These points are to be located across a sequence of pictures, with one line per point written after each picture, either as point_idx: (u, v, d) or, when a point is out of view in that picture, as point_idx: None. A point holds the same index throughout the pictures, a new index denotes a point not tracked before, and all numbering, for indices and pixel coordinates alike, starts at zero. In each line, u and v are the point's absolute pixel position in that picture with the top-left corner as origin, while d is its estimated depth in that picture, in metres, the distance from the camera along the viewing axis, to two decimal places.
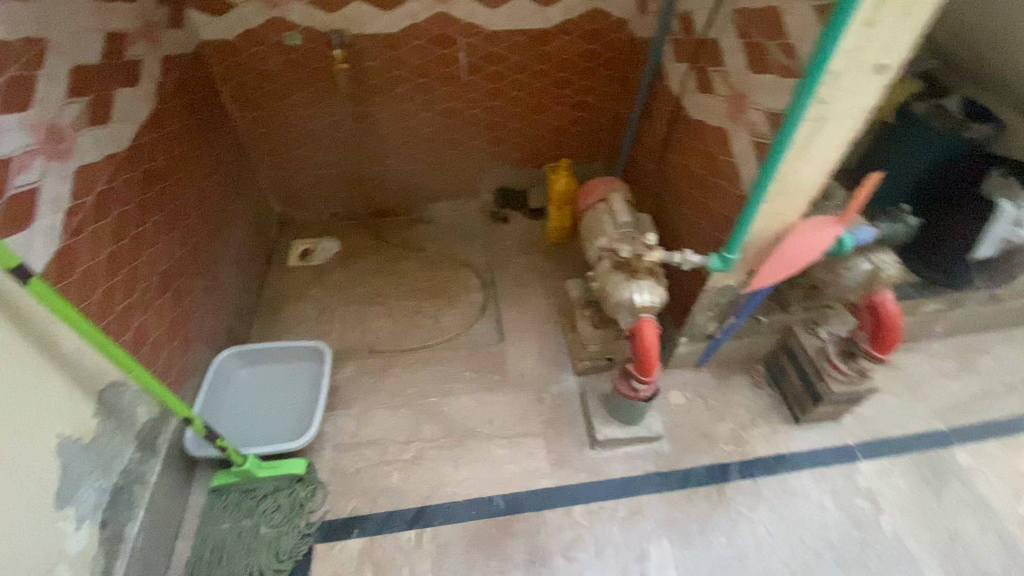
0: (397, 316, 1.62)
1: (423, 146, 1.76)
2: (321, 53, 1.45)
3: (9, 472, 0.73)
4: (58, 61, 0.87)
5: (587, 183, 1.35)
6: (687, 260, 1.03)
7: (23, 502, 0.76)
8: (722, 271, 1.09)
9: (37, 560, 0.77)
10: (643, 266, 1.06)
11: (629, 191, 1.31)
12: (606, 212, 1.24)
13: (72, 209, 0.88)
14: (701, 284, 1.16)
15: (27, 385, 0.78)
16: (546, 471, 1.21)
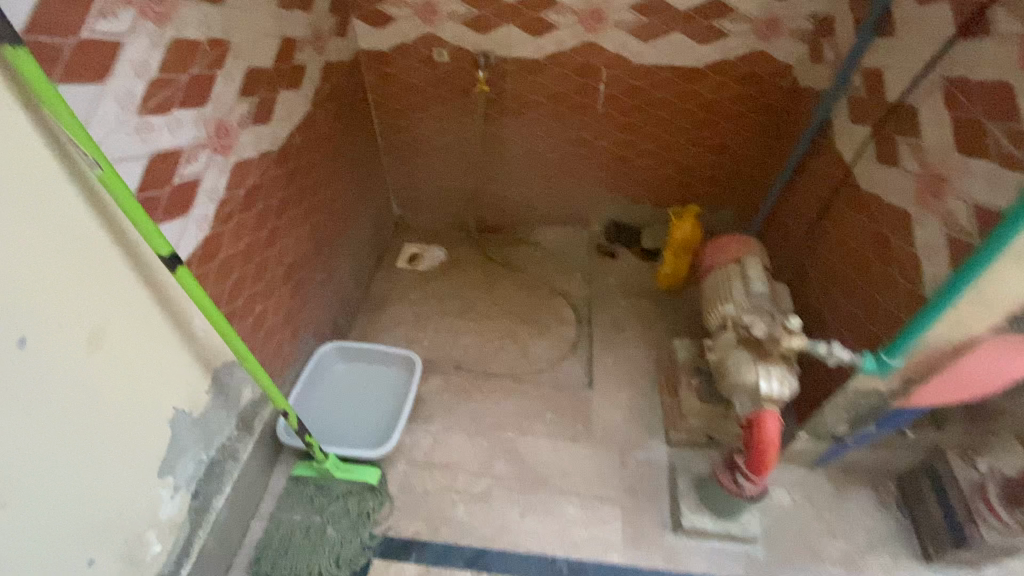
0: (487, 336, 1.60)
1: (544, 170, 1.72)
2: (465, 71, 1.47)
3: (126, 438, 0.79)
4: (238, 64, 0.94)
5: (718, 238, 1.22)
6: (834, 354, 0.90)
7: (132, 466, 0.81)
8: (874, 375, 0.93)
9: (133, 522, 0.82)
10: (778, 351, 0.93)
11: (767, 256, 1.17)
12: (738, 275, 1.11)
13: (225, 200, 0.95)
14: (841, 381, 1.00)
15: (159, 359, 0.84)
16: (618, 544, 1.11)
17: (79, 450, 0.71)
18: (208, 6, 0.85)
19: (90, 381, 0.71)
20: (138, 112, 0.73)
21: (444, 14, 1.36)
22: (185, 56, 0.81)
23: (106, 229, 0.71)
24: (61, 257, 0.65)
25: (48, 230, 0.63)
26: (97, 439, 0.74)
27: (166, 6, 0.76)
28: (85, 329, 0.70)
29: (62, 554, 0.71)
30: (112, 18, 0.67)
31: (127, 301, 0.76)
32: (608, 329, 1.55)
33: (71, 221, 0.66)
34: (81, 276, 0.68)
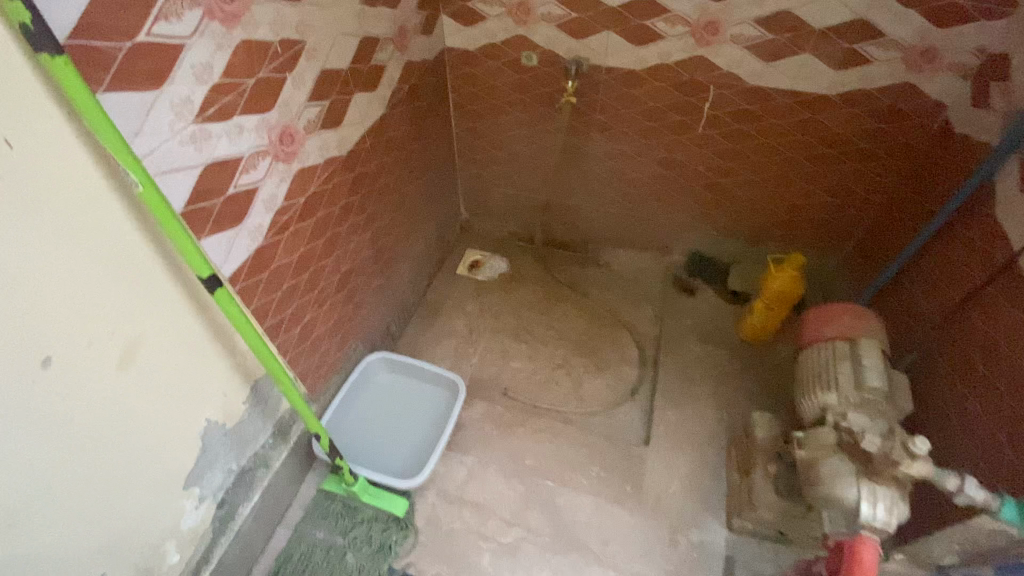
0: (540, 364, 1.49)
1: (626, 190, 1.57)
2: (553, 78, 1.35)
3: (150, 452, 0.77)
4: (312, 66, 0.88)
5: (825, 304, 1.03)
6: (965, 494, 0.71)
7: (154, 479, 0.79)
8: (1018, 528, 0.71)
9: (150, 535, 0.80)
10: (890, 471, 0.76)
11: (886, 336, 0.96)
12: (846, 355, 0.92)
13: (283, 209, 0.90)
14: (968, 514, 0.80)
15: (195, 372, 0.81)
16: None
17: (100, 465, 0.69)
18: (285, 3, 0.79)
19: (117, 396, 0.69)
20: (195, 120, 0.68)
21: (538, 15, 1.24)
22: (253, 58, 0.75)
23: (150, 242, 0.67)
24: (97, 272, 0.62)
25: (85, 246, 0.60)
26: (120, 454, 0.72)
27: (238, 5, 0.70)
28: (117, 345, 0.67)
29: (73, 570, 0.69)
30: (173, 19, 0.62)
31: (166, 314, 0.73)
32: (673, 378, 1.40)
33: (112, 235, 0.63)
34: (118, 291, 0.65)
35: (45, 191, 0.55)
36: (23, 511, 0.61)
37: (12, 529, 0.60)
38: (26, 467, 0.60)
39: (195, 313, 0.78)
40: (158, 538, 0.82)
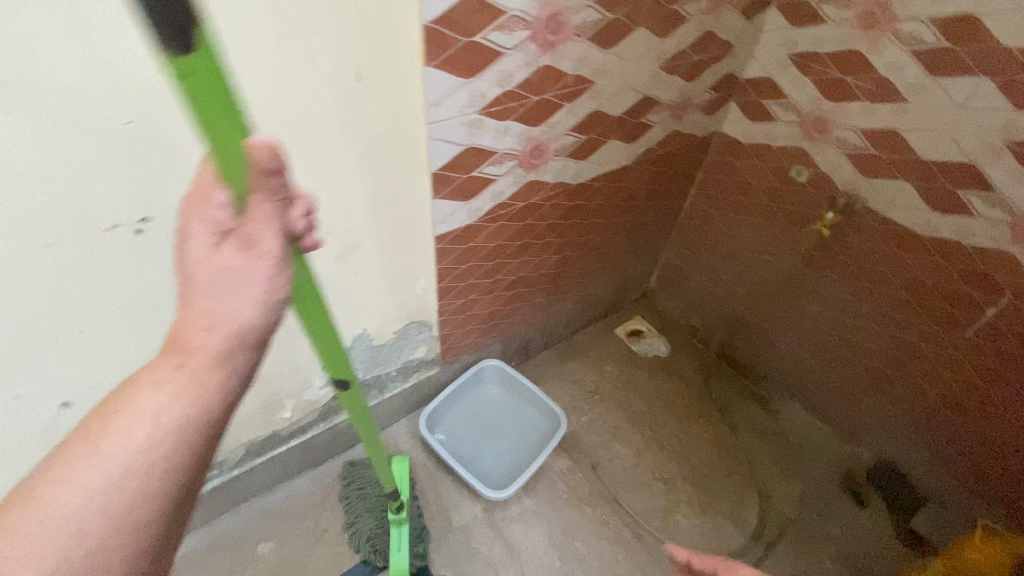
0: (642, 463, 1.36)
1: (838, 351, 1.35)
2: (814, 203, 1.23)
3: (120, 291, 0.69)
4: (589, 102, 0.97)
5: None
6: None
7: (124, 327, 0.73)
8: None
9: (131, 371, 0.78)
10: None
11: None
12: None
13: (503, 205, 1.02)
14: None
15: None
16: None
17: (57, 284, 0.64)
18: (595, 47, 0.89)
19: (26, 301, 0.63)
20: (478, 111, 0.82)
21: (830, 137, 1.13)
22: (547, 81, 0.87)
23: (138, 139, 0.59)
24: (25, 173, 0.54)
25: (67, 46, 0.50)
26: (80, 284, 0.66)
27: (558, 37, 0.82)
28: (66, 154, 0.56)
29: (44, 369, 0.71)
30: (506, 33, 0.75)
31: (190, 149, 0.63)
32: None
33: (58, 131, 0.54)
34: (57, 187, 0.57)
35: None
36: None
37: None
38: None
39: (412, 239, 0.95)
40: (273, 398, 0.98)
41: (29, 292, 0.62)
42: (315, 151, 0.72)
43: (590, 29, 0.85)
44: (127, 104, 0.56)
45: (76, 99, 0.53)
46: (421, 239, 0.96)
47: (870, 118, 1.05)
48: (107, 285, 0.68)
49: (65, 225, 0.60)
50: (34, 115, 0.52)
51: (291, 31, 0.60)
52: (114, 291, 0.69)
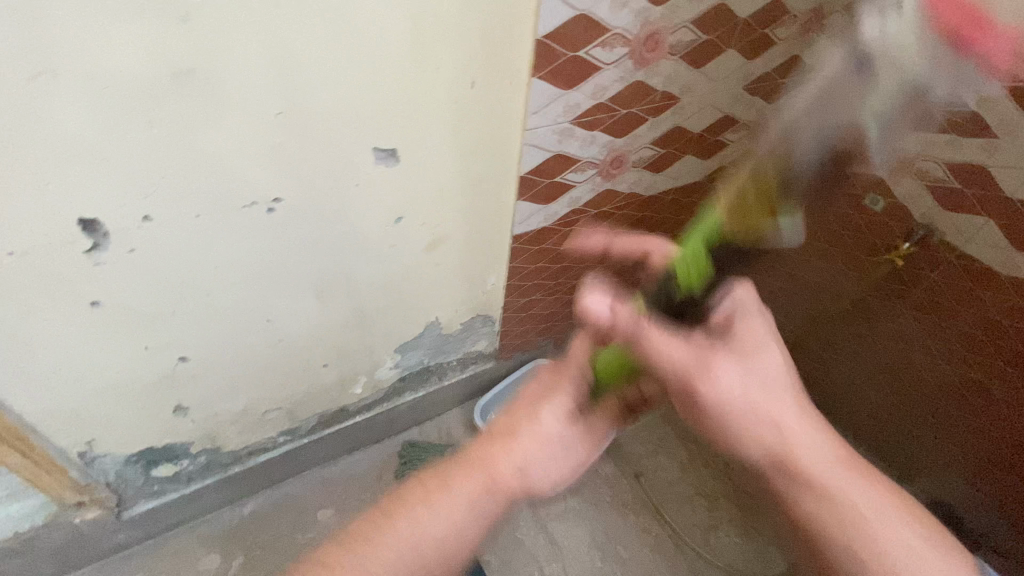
0: (689, 476, 1.35)
1: (899, 382, 1.33)
2: (888, 232, 1.20)
3: (245, 273, 0.74)
4: (673, 117, 1.00)
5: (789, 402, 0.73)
6: None
7: (242, 308, 0.78)
8: None
9: (240, 348, 0.83)
10: None
11: None
12: None
13: (578, 211, 1.06)
14: None
15: (341, 212, 0.76)
16: None
17: (196, 260, 0.69)
18: (686, 66, 0.92)
19: (165, 273, 0.68)
20: (570, 121, 0.86)
21: (911, 168, 1.08)
22: (637, 95, 0.90)
23: (288, 130, 0.64)
24: (190, 153, 0.60)
25: (250, 41, 0.55)
26: (214, 263, 0.71)
27: (653, 54, 0.86)
28: (227, 140, 0.61)
29: (169, 339, 0.76)
30: (608, 49, 0.79)
31: (328, 142, 0.67)
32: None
33: (224, 118, 0.59)
34: (212, 169, 0.62)
35: (381, 142, 0.72)
36: (130, 250, 0.64)
37: (92, 267, 0.63)
38: (130, 221, 0.62)
39: (492, 236, 1.00)
40: (349, 373, 1.05)
41: (170, 252, 0.66)
42: (423, 150, 0.76)
43: (683, 48, 0.88)
44: (285, 98, 0.61)
45: (245, 91, 0.58)
46: (500, 237, 1.01)
47: (957, 152, 1.01)
48: (235, 267, 0.72)
49: (212, 196, 0.64)
50: (206, 95, 0.56)
51: (428, 38, 0.64)
52: (240, 272, 0.73)
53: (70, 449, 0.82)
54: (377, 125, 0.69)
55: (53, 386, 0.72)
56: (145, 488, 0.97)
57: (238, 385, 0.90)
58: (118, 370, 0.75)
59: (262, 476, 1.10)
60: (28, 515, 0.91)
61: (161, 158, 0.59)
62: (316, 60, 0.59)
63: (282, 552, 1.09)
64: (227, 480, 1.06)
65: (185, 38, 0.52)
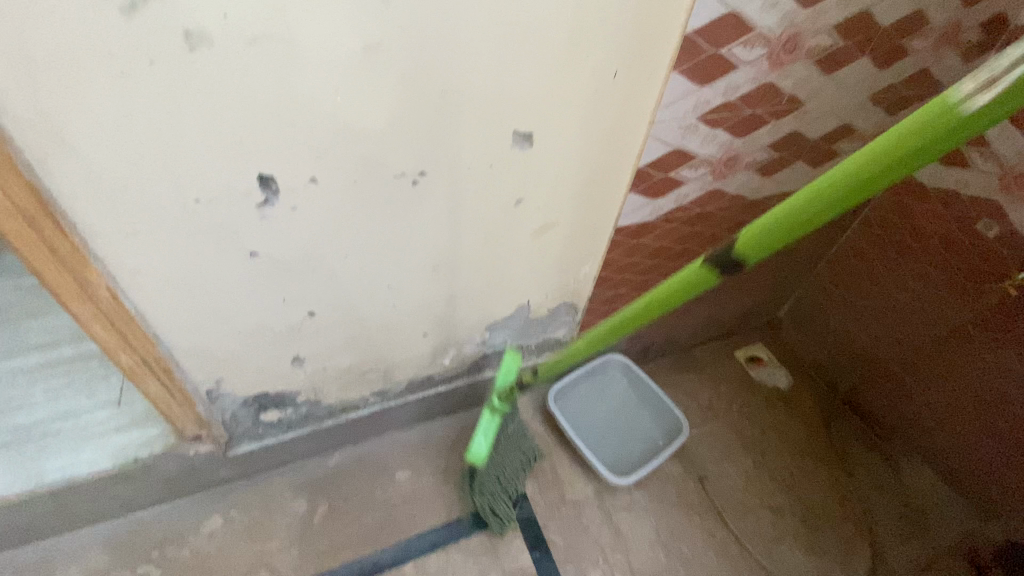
0: (755, 486, 1.33)
1: (991, 420, 1.23)
2: (1000, 262, 1.13)
3: (379, 238, 0.79)
4: (793, 122, 0.98)
5: None
6: None
7: (368, 270, 0.83)
8: None
9: (362, 307, 0.89)
10: None
11: None
12: None
13: (683, 207, 1.06)
14: None
15: (470, 192, 0.80)
16: None
17: (344, 220, 0.74)
18: (817, 71, 0.90)
19: (313, 229, 0.73)
20: (697, 117, 0.86)
21: None
22: (765, 97, 0.89)
23: (446, 108, 0.67)
24: (362, 123, 0.64)
25: (441, 23, 0.59)
26: (357, 225, 0.76)
27: (790, 57, 0.85)
28: (396, 113, 0.65)
29: (305, 293, 0.82)
30: (749, 49, 0.79)
31: (475, 122, 0.71)
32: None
33: (398, 95, 0.63)
34: (375, 139, 0.67)
35: (519, 125, 0.74)
36: (292, 206, 0.70)
37: (260, 218, 0.69)
38: (296, 180, 0.67)
39: (597, 226, 1.01)
40: (442, 345, 1.09)
41: (324, 212, 0.72)
42: (555, 135, 0.78)
43: (819, 54, 0.87)
44: (453, 80, 0.65)
45: (421, 70, 0.62)
46: (602, 228, 1.02)
47: None
48: (373, 230, 0.77)
49: (369, 164, 0.69)
50: (388, 68, 0.60)
51: (586, 28, 0.66)
52: (374, 237, 0.79)
53: (201, 385, 0.89)
54: (521, 109, 0.72)
55: (202, 327, 0.79)
56: (251, 430, 1.05)
57: (347, 343, 0.96)
58: (256, 317, 0.81)
59: (350, 431, 1.17)
60: (149, 442, 0.99)
61: (338, 126, 0.64)
62: (486, 44, 0.63)
63: (362, 506, 1.14)
64: (321, 432, 1.13)
65: (384, 18, 0.56)
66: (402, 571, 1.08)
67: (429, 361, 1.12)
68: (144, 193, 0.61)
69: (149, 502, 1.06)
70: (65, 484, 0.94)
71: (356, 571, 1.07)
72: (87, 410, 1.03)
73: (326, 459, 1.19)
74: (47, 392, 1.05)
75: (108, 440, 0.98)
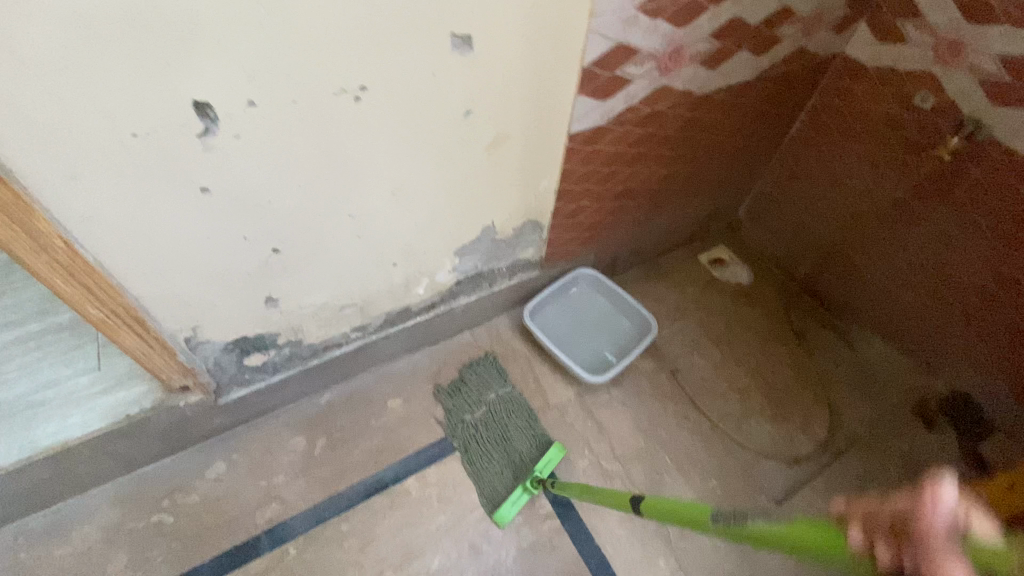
0: (723, 373, 1.43)
1: (931, 283, 1.33)
2: (936, 131, 1.18)
3: (330, 163, 0.79)
4: (732, 7, 0.98)
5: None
6: None
7: (322, 199, 0.83)
8: None
9: (325, 239, 0.90)
10: None
11: None
12: None
13: (633, 107, 1.06)
14: None
15: (413, 106, 0.79)
16: None
17: (293, 147, 0.74)
18: None
19: (259, 159, 0.73)
20: (635, 7, 0.85)
21: (964, 63, 1.08)
22: None
23: (374, 14, 0.65)
24: (290, 37, 0.62)
25: None
26: (305, 150, 0.75)
27: None
28: (323, 24, 0.63)
29: (263, 229, 0.82)
30: None
31: (406, 28, 0.69)
32: (823, 497, 1.24)
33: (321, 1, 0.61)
34: (306, 55, 0.65)
35: (452, 27, 0.72)
36: (235, 136, 0.68)
37: (206, 152, 0.68)
38: (232, 107, 0.66)
39: (552, 135, 1.02)
40: (414, 273, 1.11)
41: (270, 138, 0.71)
42: (495, 35, 0.77)
43: None
44: None
45: None
46: (556, 138, 1.03)
47: (1013, 43, 0.99)
48: (320, 156, 0.77)
49: (304, 82, 0.68)
50: None
51: None
52: (324, 163, 0.78)
53: (178, 334, 0.90)
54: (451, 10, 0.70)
55: (167, 272, 0.79)
56: (237, 377, 1.07)
57: (318, 279, 0.97)
58: (221, 258, 0.82)
59: (336, 369, 1.21)
60: (137, 399, 1.01)
61: (264, 42, 0.62)
62: None
63: (359, 435, 1.20)
64: (307, 371, 1.16)
65: None
66: (404, 486, 1.14)
67: (403, 291, 1.14)
68: (78, 131, 0.60)
69: (151, 457, 1.10)
70: (62, 447, 0.96)
71: (360, 491, 1.13)
72: (68, 378, 1.03)
73: (317, 398, 1.23)
74: (22, 367, 1.04)
75: (96, 402, 1.00)
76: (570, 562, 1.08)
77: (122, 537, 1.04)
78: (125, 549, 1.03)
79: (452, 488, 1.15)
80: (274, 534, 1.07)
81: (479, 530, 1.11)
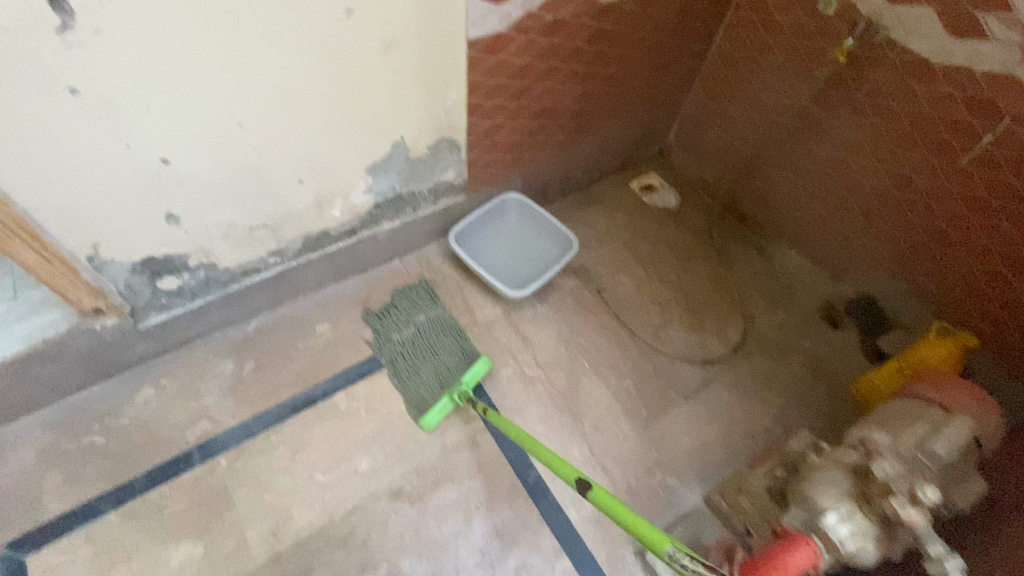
0: (646, 289, 1.50)
1: (837, 190, 1.39)
2: (837, 35, 1.22)
3: (207, 63, 0.78)
4: None
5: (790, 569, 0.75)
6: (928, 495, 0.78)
7: (206, 105, 0.83)
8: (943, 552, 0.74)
9: (218, 150, 0.90)
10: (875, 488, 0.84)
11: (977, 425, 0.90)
12: (928, 419, 0.91)
13: (533, 14, 1.06)
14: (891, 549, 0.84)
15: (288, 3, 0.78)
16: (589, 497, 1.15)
17: (162, 43, 0.73)
18: None
19: (127, 56, 0.72)
20: None
21: None
22: None
23: None
24: None
25: None
26: (176, 48, 0.74)
27: None
28: None
29: (147, 136, 0.81)
30: None
31: None
32: (730, 391, 1.34)
33: None
34: None
35: None
36: (94, 28, 0.67)
37: (65, 46, 0.67)
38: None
39: (450, 41, 1.01)
40: (326, 193, 1.12)
41: (135, 31, 0.70)
42: None
43: None
44: None
45: None
46: (455, 46, 1.02)
47: None
48: (194, 54, 0.76)
49: None
50: None
51: None
52: (199, 63, 0.77)
53: (78, 252, 0.90)
54: None
55: (50, 181, 0.79)
56: (154, 301, 1.08)
57: (221, 195, 0.97)
58: (106, 167, 0.82)
59: (260, 295, 1.23)
60: (52, 323, 1.01)
61: None
62: None
63: (288, 357, 1.23)
64: (230, 297, 1.18)
65: None
66: (333, 400, 1.19)
67: (318, 212, 1.15)
68: None
69: (80, 383, 1.12)
70: None
71: (289, 406, 1.18)
72: None
73: (245, 325, 1.26)
74: None
75: (10, 329, 1.00)
76: (491, 457, 1.16)
77: (56, 458, 1.07)
78: (59, 468, 1.07)
79: (380, 400, 1.20)
80: (206, 448, 1.11)
81: (406, 435, 1.17)
